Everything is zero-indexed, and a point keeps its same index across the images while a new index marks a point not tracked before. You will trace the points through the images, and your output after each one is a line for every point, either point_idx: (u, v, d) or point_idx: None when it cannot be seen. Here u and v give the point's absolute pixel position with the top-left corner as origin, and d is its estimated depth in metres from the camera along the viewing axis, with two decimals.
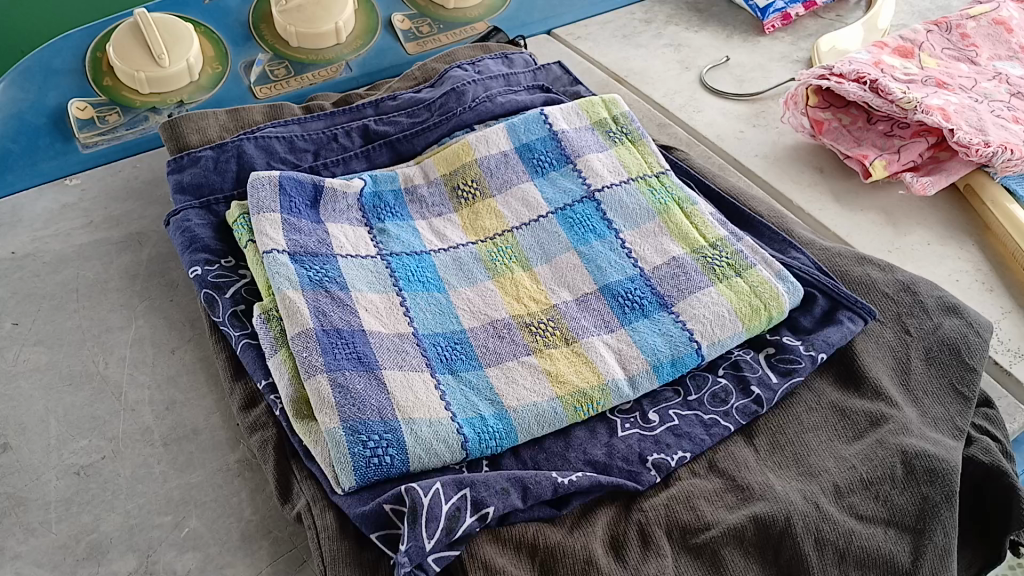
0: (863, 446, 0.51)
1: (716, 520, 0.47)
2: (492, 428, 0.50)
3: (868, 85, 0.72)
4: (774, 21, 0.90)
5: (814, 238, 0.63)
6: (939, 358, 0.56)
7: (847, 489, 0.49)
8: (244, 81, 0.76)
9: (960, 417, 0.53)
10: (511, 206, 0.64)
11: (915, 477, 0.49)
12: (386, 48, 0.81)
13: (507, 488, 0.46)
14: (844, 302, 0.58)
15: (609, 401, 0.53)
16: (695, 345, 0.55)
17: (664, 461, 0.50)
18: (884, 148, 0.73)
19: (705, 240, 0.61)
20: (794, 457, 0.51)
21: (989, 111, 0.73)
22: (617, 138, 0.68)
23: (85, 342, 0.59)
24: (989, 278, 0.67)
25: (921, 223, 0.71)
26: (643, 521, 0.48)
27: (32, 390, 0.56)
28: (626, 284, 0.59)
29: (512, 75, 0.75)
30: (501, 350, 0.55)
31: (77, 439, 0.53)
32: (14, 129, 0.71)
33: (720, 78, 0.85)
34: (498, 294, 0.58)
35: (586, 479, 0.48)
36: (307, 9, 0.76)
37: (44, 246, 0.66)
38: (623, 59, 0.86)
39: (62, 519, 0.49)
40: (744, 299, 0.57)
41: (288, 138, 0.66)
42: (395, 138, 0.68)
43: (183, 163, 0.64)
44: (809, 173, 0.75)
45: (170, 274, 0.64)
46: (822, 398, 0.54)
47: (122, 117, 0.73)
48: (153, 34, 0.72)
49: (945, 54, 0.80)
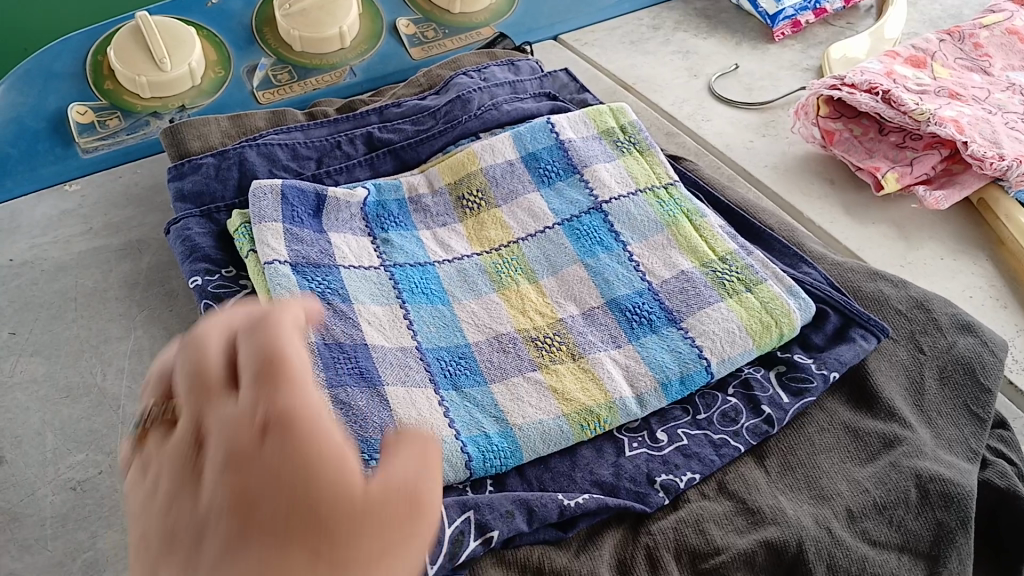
0: (876, 469, 0.50)
1: (725, 545, 0.46)
2: (497, 446, 0.49)
3: (880, 96, 0.71)
4: (784, 29, 0.89)
5: (826, 252, 0.62)
6: (953, 378, 0.54)
7: (861, 513, 0.48)
8: (246, 86, 0.75)
9: (975, 439, 0.52)
10: (517, 215, 0.63)
11: (930, 502, 0.48)
12: (389, 53, 0.80)
13: (512, 511, 0.45)
14: (856, 319, 0.57)
15: (616, 419, 0.52)
16: (705, 362, 0.54)
17: (672, 482, 0.49)
18: (897, 160, 0.71)
19: (715, 253, 0.60)
20: (805, 479, 0.50)
21: (1003, 124, 0.72)
22: (625, 148, 0.67)
23: (83, 353, 0.58)
24: (1002, 294, 0.66)
25: (933, 237, 0.70)
26: (652, 545, 0.46)
27: (29, 402, 0.55)
28: (634, 298, 0.58)
29: (518, 82, 0.74)
30: (506, 365, 0.54)
31: (74, 453, 0.52)
32: (14, 133, 0.70)
33: (731, 87, 0.83)
34: (503, 308, 0.57)
35: (592, 501, 0.47)
36: (310, 14, 0.76)
37: (43, 253, 0.64)
38: (630, 66, 0.85)
39: (57, 536, 0.48)
40: (755, 315, 0.56)
41: (291, 145, 0.65)
42: (399, 146, 0.67)
43: (184, 170, 0.63)
44: (820, 185, 0.74)
45: (170, 283, 0.63)
46: (835, 418, 0.53)
47: (123, 122, 0.72)
48: (156, 39, 0.71)
49: (958, 65, 0.79)
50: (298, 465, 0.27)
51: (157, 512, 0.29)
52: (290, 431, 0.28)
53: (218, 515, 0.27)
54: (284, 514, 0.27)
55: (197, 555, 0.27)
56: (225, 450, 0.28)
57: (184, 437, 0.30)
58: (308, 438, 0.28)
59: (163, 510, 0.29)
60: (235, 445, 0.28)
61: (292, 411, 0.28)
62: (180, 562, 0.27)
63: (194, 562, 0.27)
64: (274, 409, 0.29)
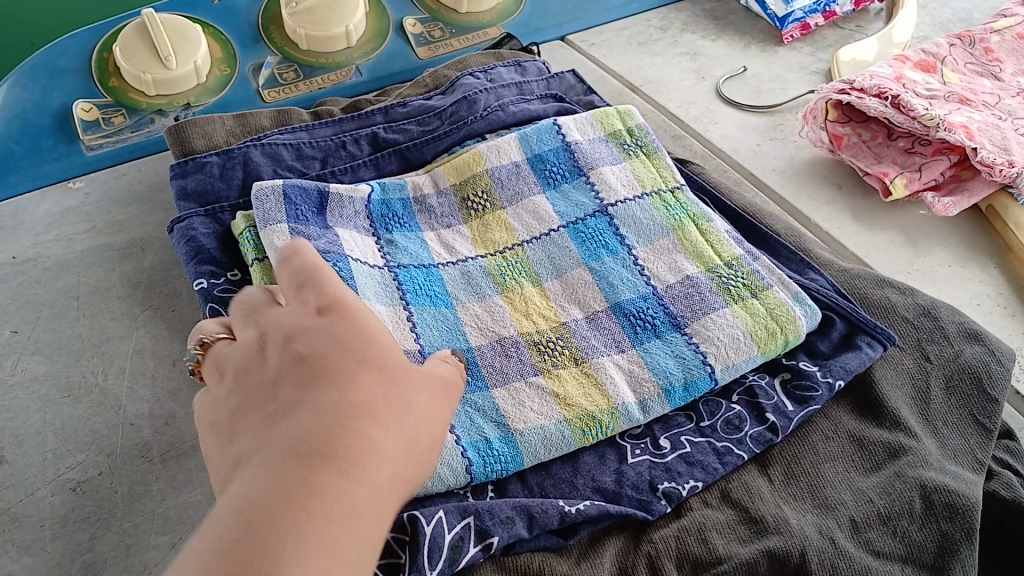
0: (880, 479, 0.49)
1: (727, 554, 0.46)
2: (497, 452, 0.49)
3: (889, 100, 0.71)
4: (793, 31, 0.89)
5: (833, 259, 0.62)
6: (960, 388, 0.54)
7: (865, 523, 0.47)
8: (252, 84, 0.75)
9: (981, 449, 0.51)
10: (521, 218, 0.63)
11: (935, 513, 0.47)
12: (396, 52, 0.79)
13: (512, 518, 0.45)
14: (863, 327, 0.56)
15: (618, 425, 0.51)
16: (709, 369, 0.54)
17: (675, 490, 0.49)
18: (905, 166, 0.71)
19: (721, 258, 0.59)
20: (809, 488, 0.50)
21: (1012, 130, 0.71)
22: (631, 150, 0.67)
23: (85, 352, 0.58)
24: (1010, 302, 0.65)
25: (941, 244, 0.69)
26: (653, 554, 0.46)
27: (30, 401, 0.55)
28: (638, 302, 0.57)
29: (524, 83, 0.74)
30: (508, 370, 0.53)
31: (74, 454, 0.52)
32: (18, 129, 0.69)
33: (738, 89, 0.83)
34: (507, 311, 0.57)
35: (594, 508, 0.47)
36: (318, 12, 0.75)
37: (46, 251, 0.64)
38: (638, 68, 0.85)
39: (57, 537, 0.48)
40: (760, 322, 0.55)
41: (295, 145, 0.65)
42: (404, 146, 0.67)
43: (188, 168, 0.62)
44: (828, 190, 0.73)
45: (173, 283, 0.63)
46: (840, 427, 0.53)
47: (128, 119, 0.72)
48: (162, 36, 0.70)
49: (968, 69, 0.78)
50: (353, 334, 0.39)
51: (235, 391, 0.39)
52: (339, 308, 0.40)
53: (289, 365, 0.38)
54: (348, 359, 0.38)
55: (274, 397, 0.37)
56: (291, 330, 0.39)
57: (247, 338, 0.40)
58: (353, 311, 0.40)
59: (237, 380, 0.39)
60: (297, 323, 0.39)
61: (349, 304, 0.40)
62: (259, 405, 0.37)
63: (272, 397, 0.37)
64: (329, 300, 0.40)
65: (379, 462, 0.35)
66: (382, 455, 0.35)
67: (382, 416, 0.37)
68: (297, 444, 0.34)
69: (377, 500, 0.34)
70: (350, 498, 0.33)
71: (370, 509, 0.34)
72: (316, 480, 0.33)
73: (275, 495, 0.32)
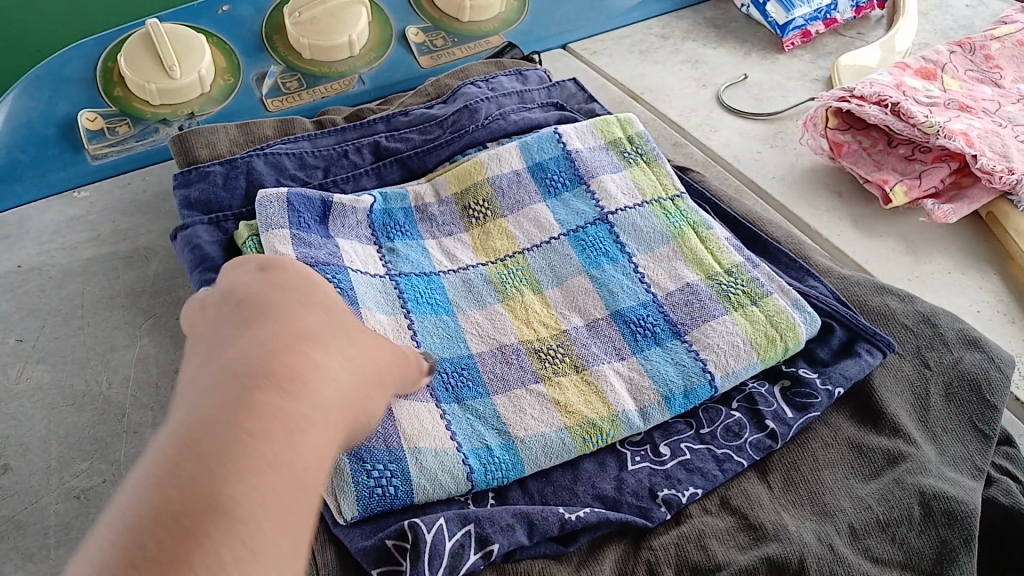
0: (879, 485, 0.50)
1: (727, 561, 0.46)
2: (498, 459, 0.49)
3: (889, 108, 0.71)
4: (794, 39, 0.89)
5: (833, 266, 0.62)
6: (959, 395, 0.54)
7: (863, 530, 0.48)
8: (255, 93, 0.75)
9: (980, 455, 0.52)
10: (522, 226, 0.63)
11: (934, 519, 0.47)
12: (399, 61, 0.80)
13: (513, 525, 0.45)
14: (863, 333, 0.56)
15: (618, 432, 0.52)
16: (708, 376, 0.54)
17: (674, 497, 0.49)
18: (905, 173, 0.71)
19: (721, 266, 0.60)
20: (808, 495, 0.50)
21: (1012, 137, 0.71)
22: (631, 158, 0.67)
23: (90, 361, 0.58)
24: (1010, 309, 0.65)
25: (941, 251, 0.69)
26: (653, 560, 0.46)
27: (34, 410, 0.55)
28: (638, 310, 0.57)
29: (526, 91, 0.74)
30: (509, 377, 0.54)
31: (78, 462, 0.53)
32: (24, 138, 0.70)
33: (739, 97, 0.83)
34: (508, 318, 0.57)
35: (593, 515, 0.47)
36: (320, 22, 0.76)
37: (50, 260, 0.65)
38: (639, 76, 0.85)
39: (61, 544, 0.49)
40: (760, 329, 0.56)
41: (298, 154, 0.66)
42: (406, 155, 0.67)
43: (191, 177, 0.63)
44: (828, 198, 0.73)
45: (177, 291, 0.63)
46: (839, 434, 0.53)
47: (132, 128, 0.72)
48: (166, 46, 0.71)
49: (968, 76, 0.78)
50: (289, 279, 0.39)
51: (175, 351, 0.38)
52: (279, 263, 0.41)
53: (231, 309, 0.37)
54: (284, 298, 0.38)
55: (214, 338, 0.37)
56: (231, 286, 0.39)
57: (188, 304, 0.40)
58: (294, 265, 0.41)
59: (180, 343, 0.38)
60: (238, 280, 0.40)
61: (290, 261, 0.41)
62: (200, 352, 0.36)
63: (212, 337, 0.37)
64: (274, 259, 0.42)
65: (321, 380, 0.35)
66: (328, 376, 0.35)
67: (322, 340, 0.37)
68: (240, 367, 0.33)
69: (324, 419, 0.34)
70: (291, 415, 0.32)
71: (317, 423, 0.33)
72: (258, 398, 0.32)
73: (218, 416, 0.31)
